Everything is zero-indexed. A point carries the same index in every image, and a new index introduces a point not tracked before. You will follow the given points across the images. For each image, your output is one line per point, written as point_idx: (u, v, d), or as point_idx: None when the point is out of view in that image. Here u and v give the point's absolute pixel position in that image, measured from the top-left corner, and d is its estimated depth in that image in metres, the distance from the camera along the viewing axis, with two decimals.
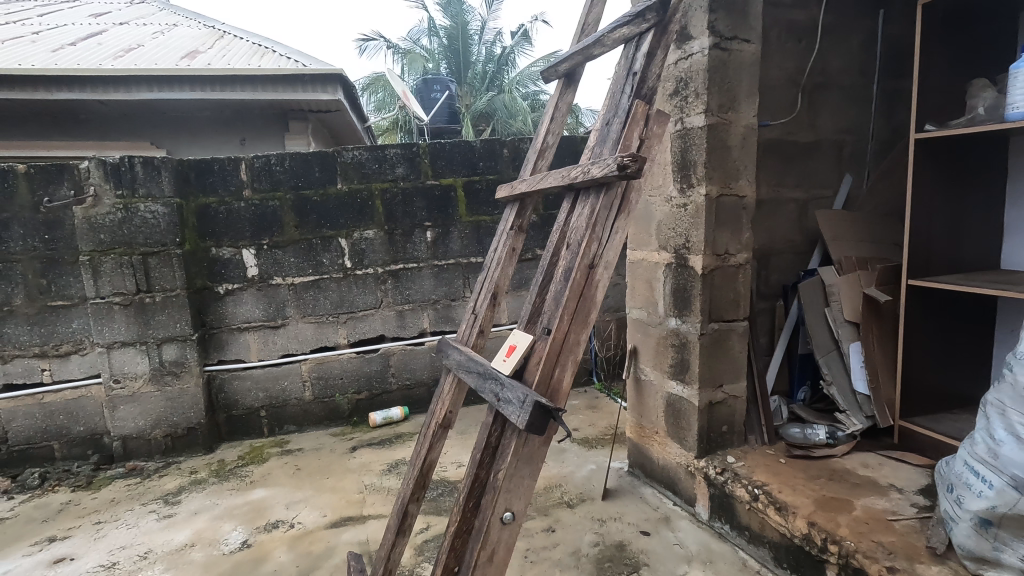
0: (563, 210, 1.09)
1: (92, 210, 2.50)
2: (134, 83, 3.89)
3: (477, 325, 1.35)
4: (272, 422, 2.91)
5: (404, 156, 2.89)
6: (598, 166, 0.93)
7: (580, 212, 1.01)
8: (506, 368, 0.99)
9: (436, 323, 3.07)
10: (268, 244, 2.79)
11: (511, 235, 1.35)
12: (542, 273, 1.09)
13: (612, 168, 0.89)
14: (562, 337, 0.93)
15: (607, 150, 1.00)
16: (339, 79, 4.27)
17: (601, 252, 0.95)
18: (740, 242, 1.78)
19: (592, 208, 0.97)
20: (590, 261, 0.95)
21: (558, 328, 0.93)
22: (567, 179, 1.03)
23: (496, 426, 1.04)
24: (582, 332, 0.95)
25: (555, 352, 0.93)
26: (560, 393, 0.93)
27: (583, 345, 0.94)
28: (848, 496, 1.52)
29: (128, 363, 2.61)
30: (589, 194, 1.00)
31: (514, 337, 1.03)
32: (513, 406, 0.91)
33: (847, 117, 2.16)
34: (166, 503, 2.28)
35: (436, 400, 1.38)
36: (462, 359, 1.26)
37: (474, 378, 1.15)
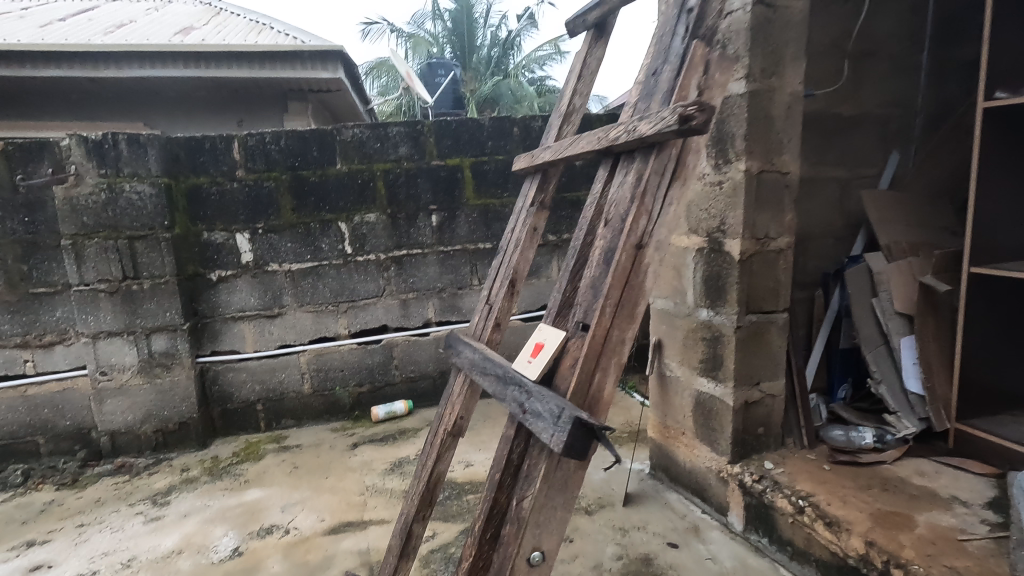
0: (598, 180, 0.92)
1: (74, 190, 2.33)
2: (125, 59, 3.72)
3: (492, 319, 1.17)
4: (269, 417, 2.76)
5: (407, 135, 2.71)
6: (646, 122, 0.76)
7: (621, 181, 0.84)
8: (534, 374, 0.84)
9: (442, 312, 2.90)
10: (263, 229, 2.62)
11: (532, 213, 1.18)
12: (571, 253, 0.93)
13: (666, 121, 0.71)
14: (603, 334, 0.78)
15: (655, 104, 0.82)
16: (340, 56, 4.07)
17: (649, 229, 0.78)
18: (782, 225, 1.59)
19: (639, 172, 0.80)
20: (637, 239, 0.78)
21: (600, 320, 0.77)
22: (606, 140, 0.86)
23: (519, 442, 0.88)
24: (627, 328, 0.79)
25: (595, 354, 0.77)
26: (605, 402, 0.79)
27: (628, 345, 0.79)
28: (907, 510, 1.35)
29: (116, 354, 2.45)
30: (633, 155, 0.83)
31: (540, 333, 0.88)
32: (547, 424, 0.75)
33: (893, 88, 1.95)
34: (154, 504, 2.13)
35: (441, 411, 1.22)
36: (474, 357, 1.10)
37: (491, 381, 0.99)
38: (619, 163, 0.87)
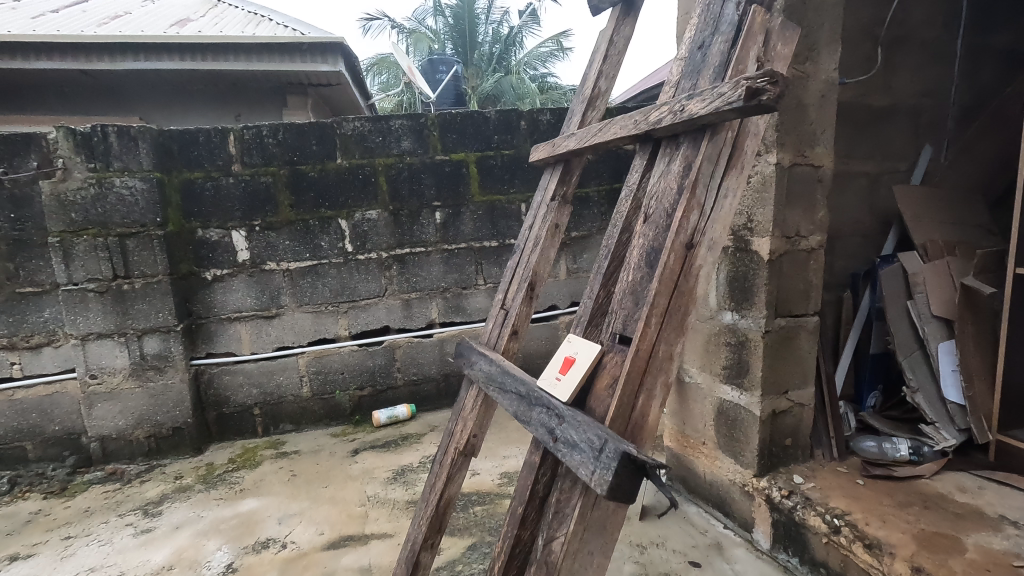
0: (636, 169, 0.95)
1: (61, 185, 2.22)
2: (119, 51, 3.62)
3: (510, 325, 1.19)
4: (266, 421, 2.65)
5: (410, 128, 2.60)
6: (696, 101, 0.79)
7: (663, 171, 0.87)
8: (564, 393, 0.86)
9: (446, 313, 2.79)
10: (260, 226, 2.51)
11: (554, 210, 1.20)
12: (607, 250, 0.96)
13: (717, 96, 0.74)
14: (650, 347, 0.79)
15: (704, 78, 0.85)
16: (340, 49, 3.95)
17: (699, 222, 0.80)
18: (813, 222, 1.48)
19: (687, 158, 0.83)
20: (684, 235, 0.79)
21: (643, 335, 0.79)
22: (651, 123, 0.88)
23: (544, 470, 0.92)
24: (676, 340, 0.81)
25: (641, 370, 0.79)
26: (651, 425, 0.80)
27: (676, 359, 0.80)
28: (954, 532, 1.25)
29: (106, 356, 2.35)
30: (680, 139, 0.86)
31: (570, 348, 0.91)
32: (587, 462, 0.76)
33: (926, 78, 1.84)
34: (145, 515, 2.03)
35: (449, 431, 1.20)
36: (489, 370, 1.11)
37: (512, 400, 1.00)
38: (661, 154, 0.90)
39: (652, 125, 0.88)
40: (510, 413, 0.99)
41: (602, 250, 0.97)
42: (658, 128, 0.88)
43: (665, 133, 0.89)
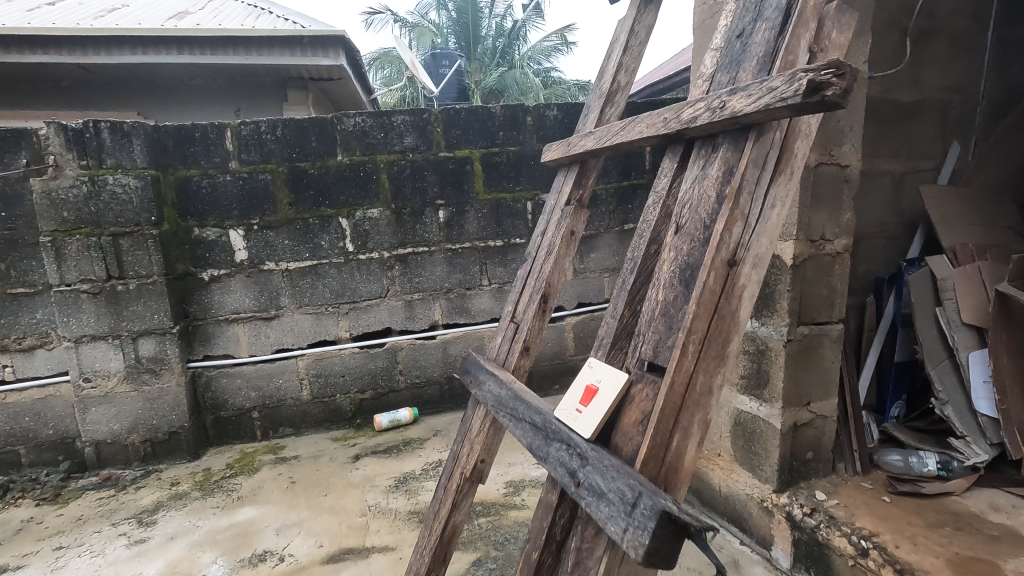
0: (665, 173, 0.93)
1: (53, 183, 2.15)
2: (115, 45, 3.55)
3: (520, 340, 1.25)
4: (265, 425, 2.59)
5: (413, 124, 2.52)
6: (739, 97, 0.74)
7: (699, 176, 0.83)
8: (593, 425, 0.84)
9: (449, 314, 2.71)
10: (258, 225, 2.44)
11: (571, 216, 1.28)
12: (633, 263, 0.94)
13: (771, 91, 0.69)
14: (686, 378, 0.77)
15: (745, 66, 0.80)
16: (342, 42, 3.87)
17: (742, 235, 0.77)
18: (839, 225, 1.40)
19: (728, 162, 0.79)
20: (727, 251, 0.77)
21: (679, 367, 0.76)
22: (685, 121, 0.84)
23: (562, 513, 0.91)
24: (716, 373, 0.79)
25: (675, 409, 0.77)
26: (688, 461, 0.79)
27: (714, 395, 0.79)
28: (991, 556, 1.17)
29: (100, 359, 2.29)
30: (717, 139, 0.82)
31: (592, 376, 0.90)
32: (618, 520, 0.73)
33: (956, 71, 1.75)
34: (139, 524, 1.97)
35: (455, 454, 1.24)
36: (507, 401, 1.09)
37: (533, 436, 0.99)
38: (694, 154, 0.86)
39: (685, 124, 0.84)
40: (532, 451, 0.97)
41: (626, 262, 0.95)
42: (692, 126, 0.83)
43: (698, 130, 0.84)
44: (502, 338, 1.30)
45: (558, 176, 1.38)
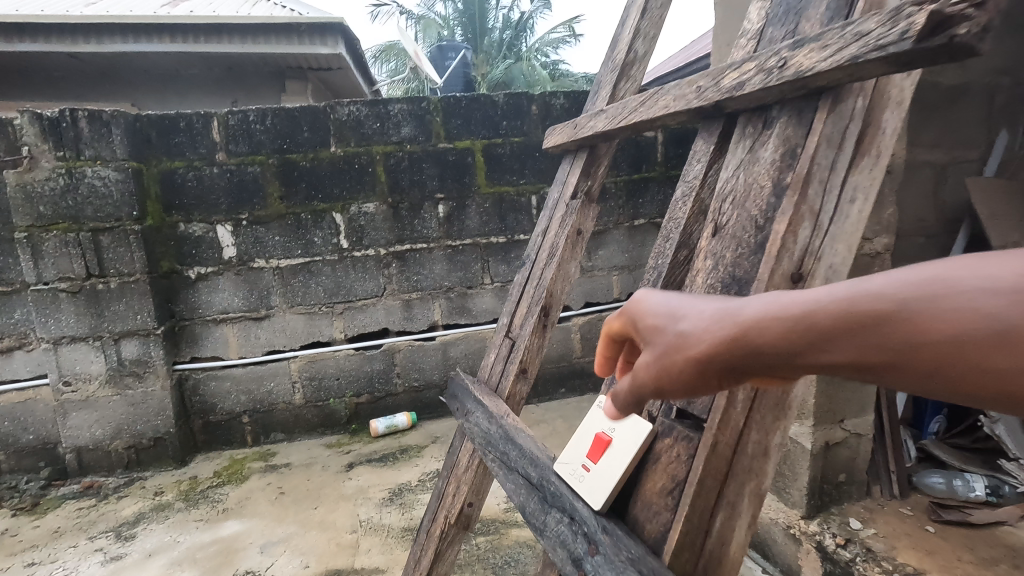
0: (700, 161, 0.81)
1: (28, 176, 2.04)
2: (106, 33, 3.43)
3: (517, 360, 1.22)
4: (256, 430, 2.47)
5: (410, 113, 2.37)
6: (807, 52, 0.62)
7: (747, 160, 0.71)
8: (606, 487, 0.74)
9: (449, 314, 2.58)
10: (247, 219, 2.31)
11: (576, 214, 1.22)
12: (656, 277, 0.82)
13: (859, 38, 0.56)
14: (735, 438, 0.66)
15: (810, 19, 0.68)
16: (341, 30, 3.73)
17: (810, 239, 0.64)
18: (880, 222, 1.25)
19: (788, 142, 0.67)
20: (789, 264, 0.64)
21: (726, 423, 0.65)
22: (726, 91, 0.74)
23: None
24: (772, 430, 0.67)
25: (721, 474, 0.66)
26: (733, 548, 0.67)
27: (773, 459, 0.67)
28: None
29: (80, 362, 2.18)
30: (774, 110, 0.70)
31: (597, 423, 0.78)
32: None
33: (1008, 50, 1.57)
34: (118, 539, 1.86)
35: (439, 493, 1.29)
36: (503, 455, 1.04)
37: (532, 503, 0.93)
38: (741, 133, 0.74)
39: (728, 94, 0.73)
40: (530, 518, 0.92)
41: (651, 270, 0.84)
42: (739, 94, 0.71)
43: (745, 99, 0.72)
44: (499, 356, 1.28)
45: (562, 165, 1.31)
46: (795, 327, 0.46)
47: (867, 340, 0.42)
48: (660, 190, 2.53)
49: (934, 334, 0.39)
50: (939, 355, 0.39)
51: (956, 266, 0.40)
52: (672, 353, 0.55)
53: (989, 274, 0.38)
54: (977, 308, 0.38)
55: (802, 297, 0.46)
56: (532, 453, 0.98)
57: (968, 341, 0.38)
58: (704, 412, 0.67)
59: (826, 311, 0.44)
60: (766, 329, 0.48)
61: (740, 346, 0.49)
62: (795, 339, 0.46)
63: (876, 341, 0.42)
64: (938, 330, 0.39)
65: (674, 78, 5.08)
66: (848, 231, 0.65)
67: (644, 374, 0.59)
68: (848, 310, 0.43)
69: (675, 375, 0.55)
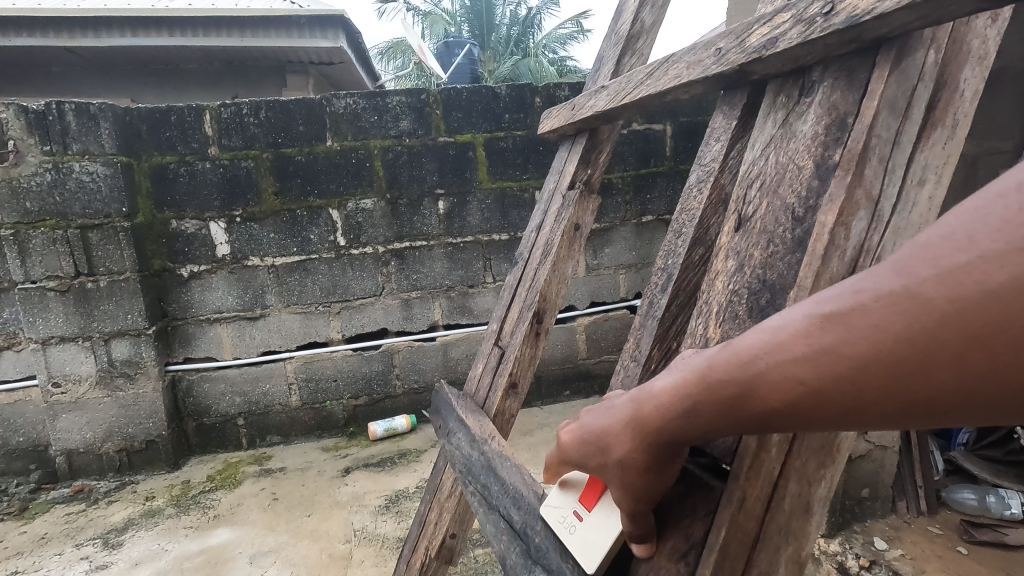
0: (724, 142, 0.72)
1: (14, 170, 1.98)
2: (103, 27, 3.38)
3: (507, 372, 1.14)
4: (251, 433, 2.40)
5: (410, 105, 2.29)
6: None
7: (786, 134, 0.62)
8: (603, 545, 0.65)
9: (450, 314, 2.49)
10: (241, 216, 2.23)
11: (575, 208, 1.13)
12: (665, 280, 0.74)
13: None
14: (767, 491, 0.57)
15: None
16: (343, 24, 3.65)
17: (866, 233, 0.56)
18: None
19: (836, 110, 0.57)
20: (839, 264, 0.55)
21: (756, 477, 0.56)
22: (753, 50, 0.65)
23: None
24: (811, 488, 0.61)
25: (752, 534, 0.57)
26: None
27: (814, 518, 0.61)
28: None
29: (70, 363, 2.12)
30: (815, 74, 0.61)
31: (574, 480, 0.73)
32: None
33: None
34: (105, 546, 1.80)
35: (421, 519, 1.27)
36: (485, 492, 0.98)
37: (513, 552, 0.86)
38: (771, 104, 0.66)
39: (760, 55, 0.64)
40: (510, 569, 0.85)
41: (660, 271, 0.76)
42: (771, 53, 0.62)
43: (779, 58, 0.63)
44: (489, 368, 1.20)
45: (560, 150, 1.21)
46: (689, 424, 0.47)
47: (740, 415, 0.43)
48: (669, 185, 2.44)
49: (787, 397, 0.40)
50: (805, 408, 0.39)
51: (775, 329, 0.41)
52: (604, 470, 0.57)
53: (784, 346, 0.40)
54: (810, 363, 0.38)
55: (672, 395, 0.48)
56: (517, 490, 0.90)
57: (813, 398, 0.38)
58: (726, 454, 0.59)
59: (698, 407, 0.45)
60: (667, 431, 0.49)
61: (648, 449, 0.51)
62: (689, 433, 0.47)
63: (748, 418, 0.43)
64: (786, 394, 0.40)
65: None
66: (912, 223, 0.57)
67: None
68: (710, 396, 0.44)
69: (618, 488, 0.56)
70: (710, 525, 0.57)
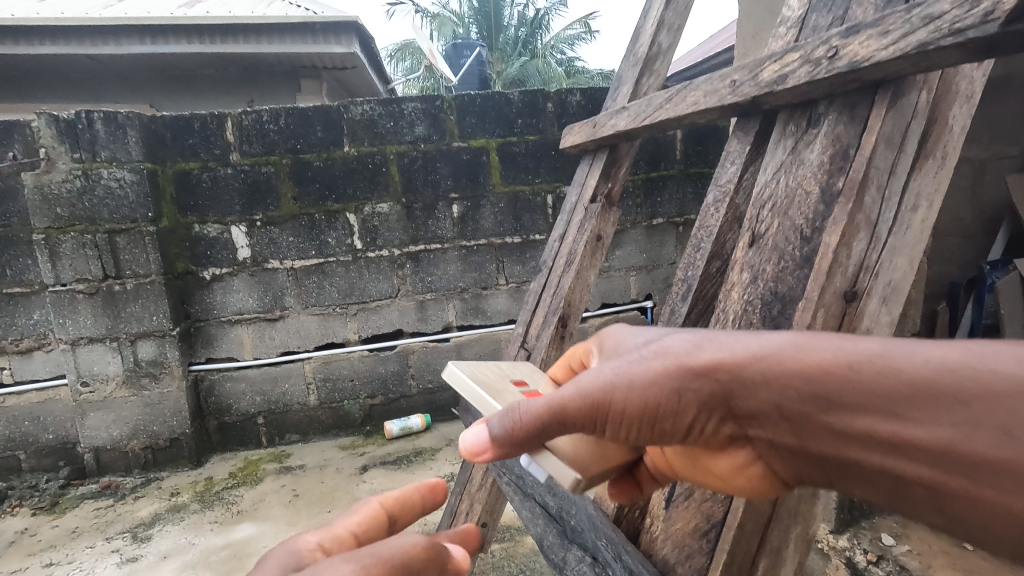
0: (736, 163, 0.80)
1: (45, 177, 2.05)
2: (124, 35, 3.46)
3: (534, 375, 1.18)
4: (271, 431, 2.46)
5: (425, 112, 2.34)
6: (862, 40, 0.62)
7: (794, 160, 0.71)
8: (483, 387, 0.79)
9: (464, 315, 2.54)
10: (261, 220, 2.30)
11: (597, 219, 1.18)
12: (686, 289, 0.83)
13: (929, 22, 0.56)
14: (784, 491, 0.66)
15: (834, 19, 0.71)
16: (356, 30, 3.71)
17: (866, 252, 0.65)
18: None
19: (839, 142, 0.67)
20: (842, 278, 0.65)
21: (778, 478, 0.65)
22: (765, 85, 0.73)
23: None
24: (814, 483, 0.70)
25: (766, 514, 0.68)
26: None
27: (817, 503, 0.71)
28: None
29: (98, 363, 2.19)
30: (820, 107, 0.70)
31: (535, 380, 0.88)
32: None
33: None
34: (134, 540, 1.86)
35: (449, 511, 1.33)
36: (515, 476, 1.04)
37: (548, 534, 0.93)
38: (780, 132, 0.74)
39: (768, 88, 0.73)
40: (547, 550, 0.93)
41: (679, 282, 0.85)
42: (781, 89, 0.71)
43: (788, 93, 0.71)
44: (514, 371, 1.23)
45: (580, 164, 1.27)
46: (814, 362, 0.55)
47: (945, 403, 0.49)
48: (680, 188, 2.47)
49: None
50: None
51: None
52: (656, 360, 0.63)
53: None
54: None
55: (846, 345, 0.55)
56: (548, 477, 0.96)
57: None
58: None
59: (921, 369, 0.51)
60: (830, 358, 0.55)
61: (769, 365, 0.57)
62: (877, 380, 0.52)
63: (967, 413, 0.48)
64: None
65: (704, 68, 4.96)
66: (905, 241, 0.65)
67: (600, 384, 0.63)
68: (953, 375, 0.50)
69: (643, 382, 0.62)
70: (728, 507, 0.70)
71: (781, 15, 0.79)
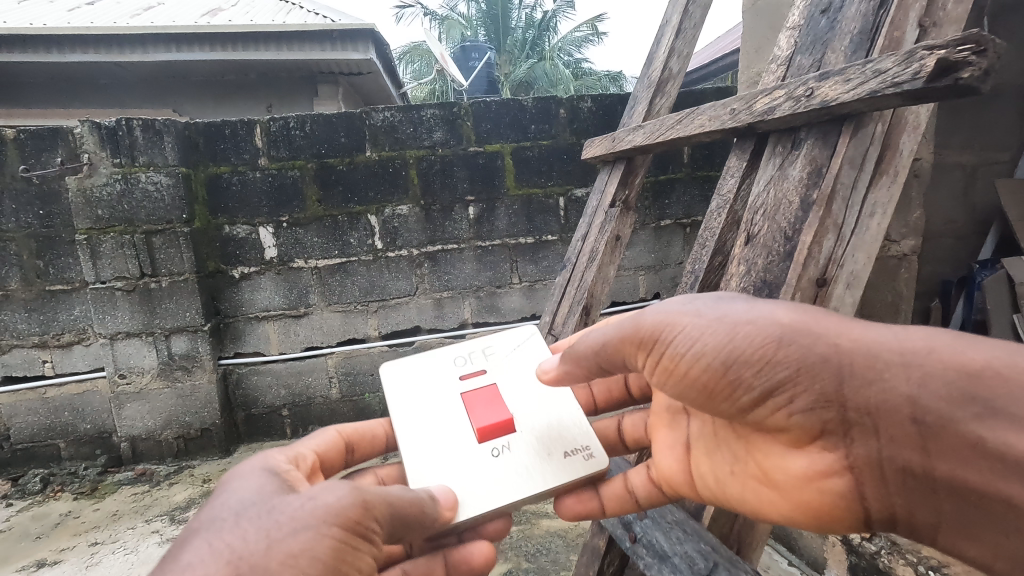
0: (733, 174, 0.93)
1: (87, 181, 2.18)
2: (149, 42, 3.59)
3: None
4: (295, 423, 2.58)
5: (443, 118, 2.45)
6: (830, 86, 0.75)
7: (778, 175, 0.84)
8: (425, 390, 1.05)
9: (479, 313, 2.65)
10: (287, 222, 2.41)
11: (616, 221, 1.29)
12: (693, 280, 0.96)
13: (877, 75, 0.70)
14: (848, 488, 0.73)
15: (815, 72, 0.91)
16: (373, 37, 3.83)
17: (834, 248, 0.79)
18: None
19: (814, 161, 0.80)
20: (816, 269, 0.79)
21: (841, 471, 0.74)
22: (758, 114, 0.87)
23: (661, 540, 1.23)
24: None
25: None
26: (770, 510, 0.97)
27: None
28: None
29: (134, 357, 2.32)
30: (802, 133, 0.83)
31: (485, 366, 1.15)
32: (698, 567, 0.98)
33: None
34: (171, 522, 1.98)
35: None
36: None
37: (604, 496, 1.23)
38: (771, 152, 0.87)
39: (761, 116, 0.86)
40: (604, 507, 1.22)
41: (688, 275, 0.97)
42: (770, 118, 0.84)
43: (777, 121, 0.85)
44: None
45: (601, 172, 1.38)
46: (969, 363, 0.61)
47: None
48: (687, 191, 2.57)
49: None
50: None
51: None
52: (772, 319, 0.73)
53: None
54: None
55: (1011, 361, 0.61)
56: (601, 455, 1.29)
57: None
58: None
59: None
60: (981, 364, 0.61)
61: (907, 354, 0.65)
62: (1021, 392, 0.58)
63: None
64: None
65: (712, 71, 5.02)
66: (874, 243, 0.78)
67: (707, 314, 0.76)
68: None
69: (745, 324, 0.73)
70: None
71: (772, 54, 1.00)
